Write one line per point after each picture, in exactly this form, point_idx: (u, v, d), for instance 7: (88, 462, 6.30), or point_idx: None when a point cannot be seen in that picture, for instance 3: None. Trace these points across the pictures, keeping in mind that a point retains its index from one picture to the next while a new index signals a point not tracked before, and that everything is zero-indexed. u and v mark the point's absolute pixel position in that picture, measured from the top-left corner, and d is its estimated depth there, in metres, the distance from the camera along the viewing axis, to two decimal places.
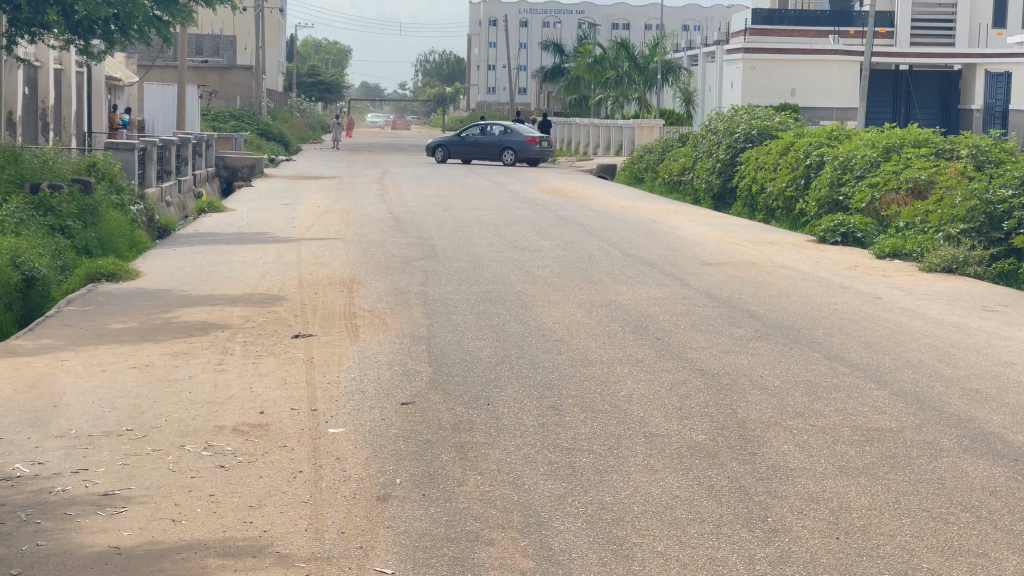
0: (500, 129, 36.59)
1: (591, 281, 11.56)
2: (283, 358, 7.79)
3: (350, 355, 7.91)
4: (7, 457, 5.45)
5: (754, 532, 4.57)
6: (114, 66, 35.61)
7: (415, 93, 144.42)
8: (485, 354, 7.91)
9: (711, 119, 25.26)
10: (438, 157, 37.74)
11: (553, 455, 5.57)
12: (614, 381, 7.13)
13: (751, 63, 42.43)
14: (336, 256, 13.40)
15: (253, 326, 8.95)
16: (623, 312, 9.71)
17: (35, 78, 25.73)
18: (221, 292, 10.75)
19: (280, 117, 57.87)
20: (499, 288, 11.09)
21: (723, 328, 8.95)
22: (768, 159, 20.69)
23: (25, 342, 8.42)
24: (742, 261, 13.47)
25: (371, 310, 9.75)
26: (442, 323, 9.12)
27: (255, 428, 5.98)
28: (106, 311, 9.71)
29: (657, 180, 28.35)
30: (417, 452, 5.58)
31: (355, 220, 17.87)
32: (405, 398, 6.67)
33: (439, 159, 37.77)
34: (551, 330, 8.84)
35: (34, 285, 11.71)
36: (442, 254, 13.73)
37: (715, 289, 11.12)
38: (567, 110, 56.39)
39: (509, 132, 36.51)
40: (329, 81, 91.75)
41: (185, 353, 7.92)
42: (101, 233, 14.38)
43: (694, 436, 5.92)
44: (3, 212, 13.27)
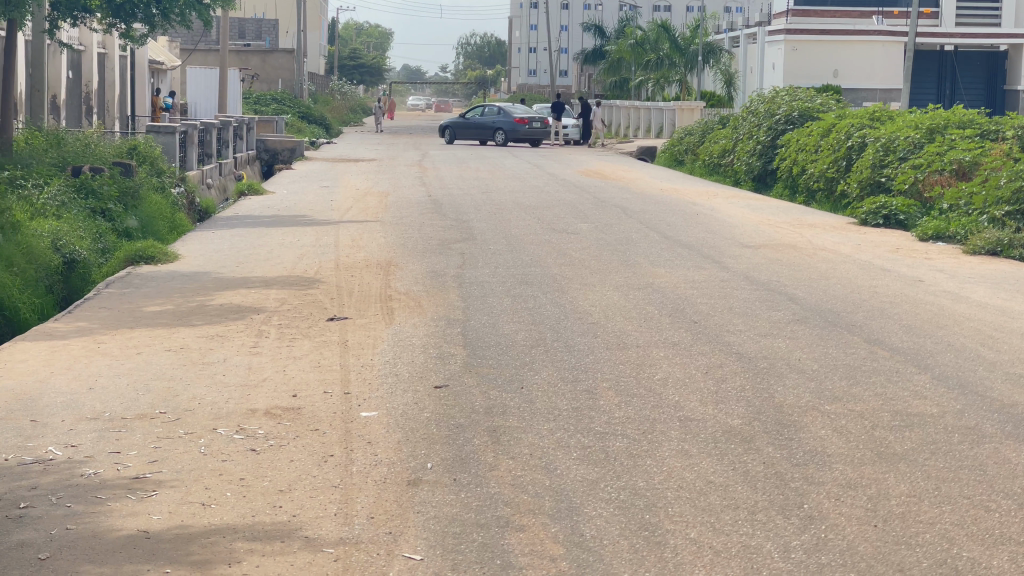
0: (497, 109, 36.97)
1: (630, 264, 11.50)
2: (317, 341, 7.77)
3: (384, 338, 7.88)
4: (39, 440, 5.42)
5: (790, 519, 4.50)
6: (156, 49, 35.72)
7: (456, 76, 144.30)
8: (520, 337, 7.87)
9: (752, 101, 25.11)
10: (447, 137, 38.25)
11: (586, 439, 5.52)
12: (650, 365, 7.06)
13: (791, 44, 41.99)
14: (375, 239, 13.39)
15: (289, 309, 8.93)
16: (661, 295, 9.64)
17: (78, 61, 25.83)
18: (259, 275, 10.74)
19: (321, 100, 57.93)
20: (537, 271, 11.04)
21: (761, 311, 8.87)
22: (810, 140, 20.54)
23: (61, 325, 8.42)
24: (782, 243, 13.36)
25: (408, 293, 9.72)
26: (478, 306, 9.07)
27: (287, 412, 5.95)
28: (143, 294, 9.70)
29: (697, 161, 28.21)
30: (449, 436, 5.55)
31: (394, 203, 17.85)
32: (439, 381, 6.63)
33: (448, 140, 38.26)
34: (588, 313, 8.78)
35: (74, 267, 11.74)
36: (480, 236, 13.69)
37: (755, 271, 11.03)
38: (607, 92, 56.21)
39: (503, 112, 36.85)
40: (370, 63, 91.76)
41: (220, 336, 7.90)
42: (142, 215, 14.39)
43: (729, 420, 5.86)
44: (44, 195, 13.30)
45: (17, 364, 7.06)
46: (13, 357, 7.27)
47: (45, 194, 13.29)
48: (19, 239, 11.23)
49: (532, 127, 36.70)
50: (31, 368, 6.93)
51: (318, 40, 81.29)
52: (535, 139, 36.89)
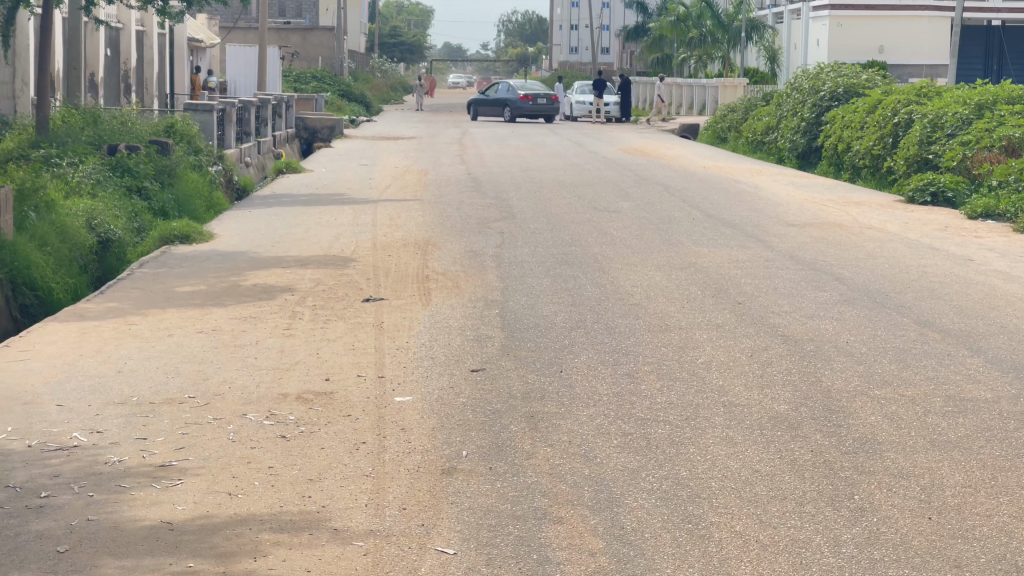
0: (508, 87, 37.11)
1: (671, 243, 11.29)
2: (352, 323, 7.60)
3: (421, 319, 7.71)
4: (65, 425, 5.26)
5: (840, 511, 4.30)
6: (195, 27, 35.66)
7: (497, 53, 143.96)
8: (560, 318, 7.68)
9: (797, 77, 24.79)
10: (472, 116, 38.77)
11: (627, 425, 5.33)
12: (692, 348, 6.87)
13: (836, 20, 41.68)
14: (413, 218, 13.21)
15: (323, 289, 8.78)
16: (704, 275, 9.43)
17: (117, 40, 25.77)
18: (294, 254, 10.59)
19: (362, 78, 57.88)
20: (577, 250, 10.84)
21: (807, 292, 8.64)
22: (856, 117, 20.23)
23: (91, 305, 8.28)
24: (828, 222, 13.10)
25: (445, 273, 9.54)
26: (516, 286, 8.89)
27: (320, 397, 5.80)
28: (177, 274, 9.57)
29: (740, 138, 27.90)
30: (485, 422, 5.37)
31: (433, 181, 17.69)
32: (476, 364, 6.46)
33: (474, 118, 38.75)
34: (629, 294, 8.58)
35: (109, 246, 11.64)
36: (520, 215, 13.50)
37: (800, 251, 10.80)
38: (649, 68, 55.91)
39: (511, 89, 36.94)
40: (411, 40, 91.64)
41: (253, 318, 7.76)
42: (178, 194, 14.28)
43: (776, 406, 5.65)
44: (79, 173, 13.18)
45: (45, 346, 6.92)
46: (43, 338, 7.14)
47: (80, 172, 13.19)
48: (53, 219, 11.13)
49: (540, 104, 36.71)
50: (59, 349, 6.79)
51: (359, 17, 81.23)
52: (547, 115, 36.87)
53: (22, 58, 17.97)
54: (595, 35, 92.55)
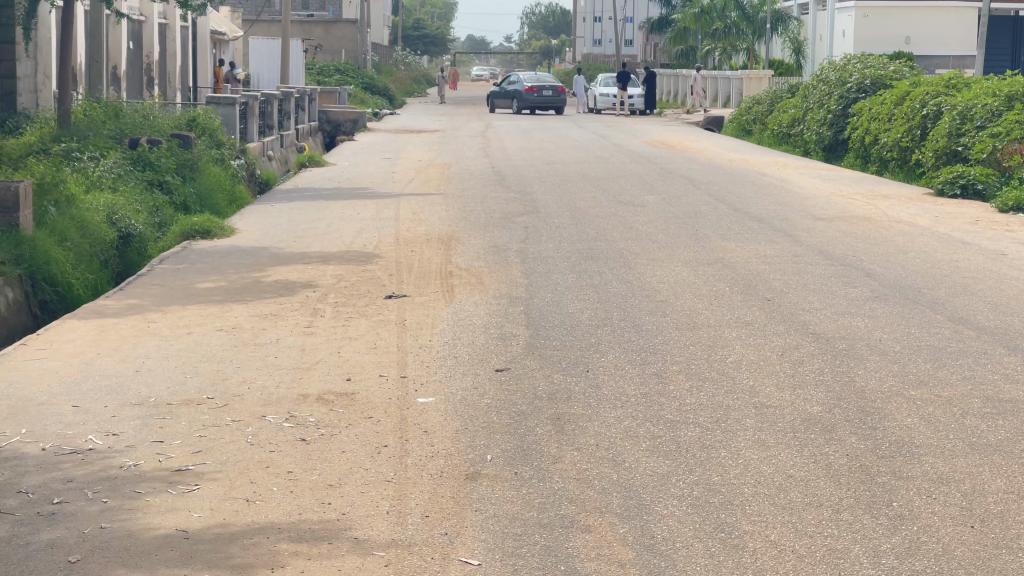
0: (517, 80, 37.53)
1: (697, 238, 11.12)
2: (374, 321, 7.47)
3: (444, 317, 7.57)
4: (80, 427, 5.14)
5: (878, 519, 4.15)
6: (218, 20, 35.58)
7: (520, 45, 143.62)
8: (586, 316, 7.52)
9: (823, 69, 24.57)
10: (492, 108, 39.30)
11: (656, 428, 5.19)
12: (721, 346, 6.71)
13: (863, 11, 41.10)
14: (436, 212, 13.07)
15: (346, 286, 8.65)
16: (732, 271, 9.26)
17: (139, 32, 25.70)
18: (316, 250, 10.47)
19: (385, 71, 57.78)
20: (602, 245, 10.69)
21: (837, 288, 8.47)
22: (883, 109, 20.02)
23: (111, 302, 8.17)
24: (856, 216, 12.92)
25: (469, 269, 9.40)
26: (540, 283, 8.74)
27: (341, 398, 5.66)
28: (198, 270, 9.45)
29: (766, 131, 27.66)
30: (510, 425, 5.23)
31: (457, 175, 17.55)
32: (500, 364, 6.32)
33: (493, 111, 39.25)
34: (655, 290, 8.42)
35: (130, 241, 11.53)
36: (544, 209, 13.35)
37: (829, 245, 10.63)
38: (673, 60, 55.67)
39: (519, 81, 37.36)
40: (434, 32, 91.51)
41: (274, 315, 7.63)
42: (200, 188, 14.17)
43: (808, 407, 5.49)
44: (100, 167, 13.08)
45: (62, 344, 6.80)
46: (62, 336, 7.02)
47: (101, 166, 13.09)
48: (73, 213, 11.02)
49: (545, 95, 37.02)
50: (77, 348, 6.67)
51: (382, 9, 81.11)
52: (554, 105, 37.15)
53: (44, 51, 17.89)
54: (618, 27, 92.20)
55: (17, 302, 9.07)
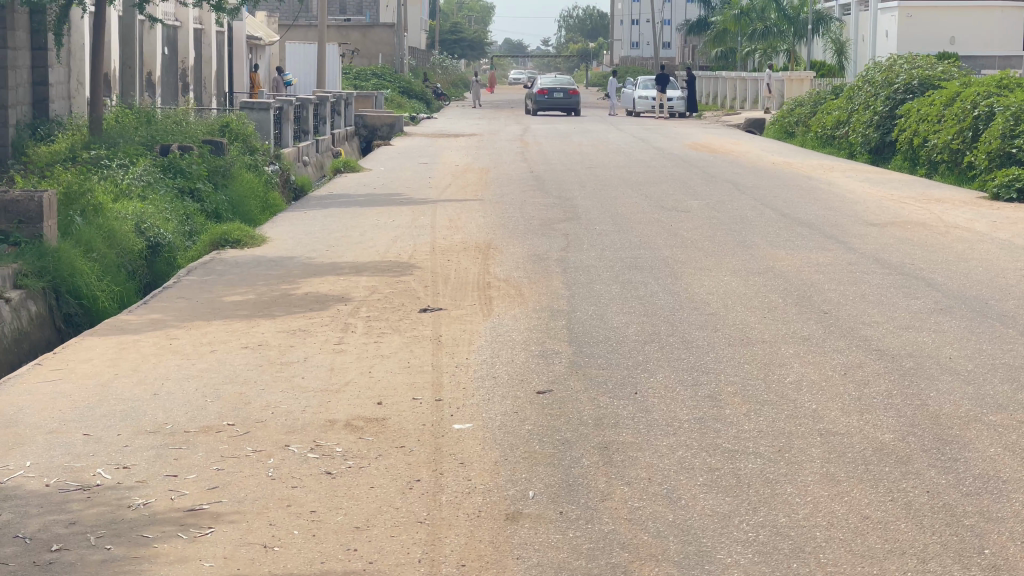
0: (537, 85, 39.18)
1: (746, 245, 10.67)
2: (408, 337, 7.07)
3: (481, 333, 7.15)
4: (88, 460, 4.73)
5: (970, 571, 3.70)
6: (255, 25, 35.35)
7: (557, 47, 143.21)
8: (632, 331, 7.09)
9: (868, 69, 24.04)
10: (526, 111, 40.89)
11: (714, 459, 4.74)
12: (779, 364, 6.25)
13: (907, 11, 40.48)
14: (473, 219, 12.67)
15: (379, 299, 8.24)
16: (785, 281, 8.82)
17: (174, 37, 25.39)
18: (349, 260, 10.07)
19: (421, 74, 57.46)
20: (647, 253, 10.26)
21: (898, 300, 8.00)
22: (932, 110, 19.50)
23: (133, 317, 7.78)
24: (910, 221, 12.42)
25: (509, 279, 8.98)
26: (583, 294, 8.31)
27: (371, 424, 5.25)
28: (226, 282, 9.06)
29: (809, 133, 27.14)
30: (554, 455, 4.81)
31: (495, 179, 17.16)
32: (542, 385, 5.89)
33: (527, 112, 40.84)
34: (705, 302, 7.98)
35: (159, 251, 11.17)
36: (585, 215, 12.93)
37: (886, 253, 10.15)
38: (712, 62, 55.15)
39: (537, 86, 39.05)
40: (471, 36, 91.31)
41: (303, 331, 7.22)
42: (232, 195, 13.81)
43: (879, 435, 5.03)
44: (129, 175, 12.71)
45: (79, 363, 6.41)
46: (79, 354, 6.63)
47: (131, 174, 12.73)
48: (100, 223, 10.65)
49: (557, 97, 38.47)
50: (93, 368, 6.27)
51: (420, 14, 80.90)
52: (570, 107, 38.56)
53: (77, 57, 17.61)
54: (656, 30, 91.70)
55: (39, 316, 8.65)
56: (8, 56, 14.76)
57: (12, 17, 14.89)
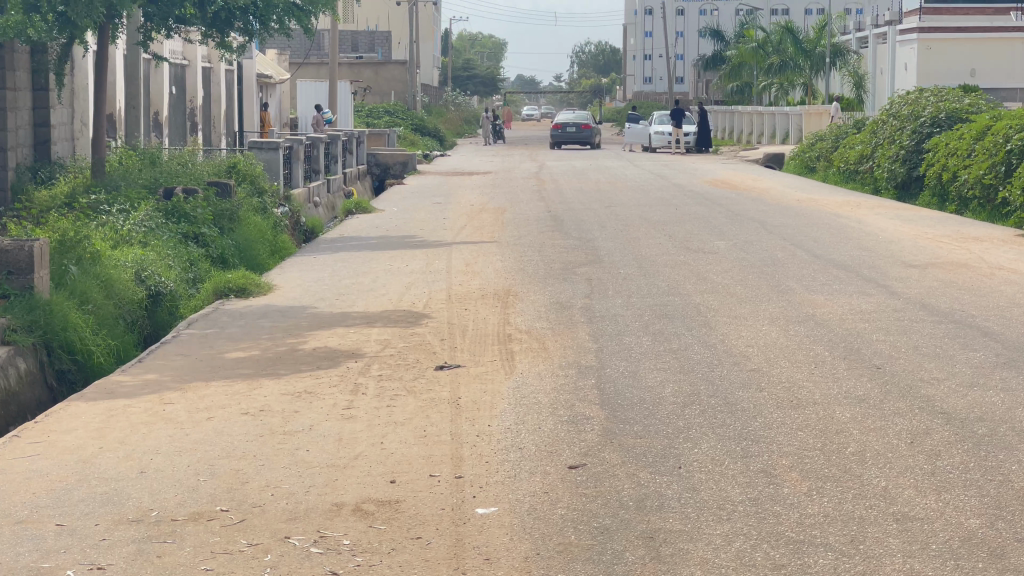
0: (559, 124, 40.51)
1: (781, 290, 10.05)
2: (423, 400, 6.46)
3: (504, 394, 6.54)
4: (60, 559, 4.12)
5: None
6: (264, 62, 34.89)
7: (569, 84, 142.90)
8: (669, 392, 6.47)
9: (891, 103, 23.47)
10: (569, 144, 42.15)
11: (777, 554, 4.12)
12: (836, 432, 5.62)
13: (926, 43, 39.85)
14: (491, 263, 12.07)
15: (392, 355, 7.65)
16: (828, 331, 8.20)
17: (182, 76, 24.92)
18: (361, 310, 9.47)
19: (435, 111, 57.13)
20: (678, 300, 9.64)
21: (955, 352, 7.37)
22: (961, 143, 18.90)
23: (125, 377, 7.17)
24: (950, 262, 11.81)
25: (531, 331, 8.38)
26: (613, 349, 7.70)
27: (383, 508, 4.64)
28: (229, 335, 8.47)
29: (831, 168, 26.58)
30: (593, 548, 4.19)
31: (512, 220, 16.58)
32: (573, 459, 5.26)
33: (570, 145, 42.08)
34: (746, 356, 7.38)
35: (160, 301, 10.64)
36: (609, 258, 12.33)
37: (932, 298, 9.53)
38: (727, 96, 54.70)
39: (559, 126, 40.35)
40: (484, 74, 90.90)
41: (309, 394, 6.61)
42: (238, 239, 13.24)
43: (965, 521, 4.41)
44: (130, 220, 12.16)
45: (61, 435, 5.80)
46: (62, 424, 6.02)
47: (131, 220, 12.14)
48: (99, 271, 10.08)
49: (570, 131, 40.49)
50: (77, 441, 5.66)
51: (431, 51, 80.67)
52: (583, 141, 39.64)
53: (80, 97, 17.08)
54: (670, 66, 91.23)
55: (29, 375, 8.04)
56: (8, 97, 14.19)
57: (12, 58, 14.36)
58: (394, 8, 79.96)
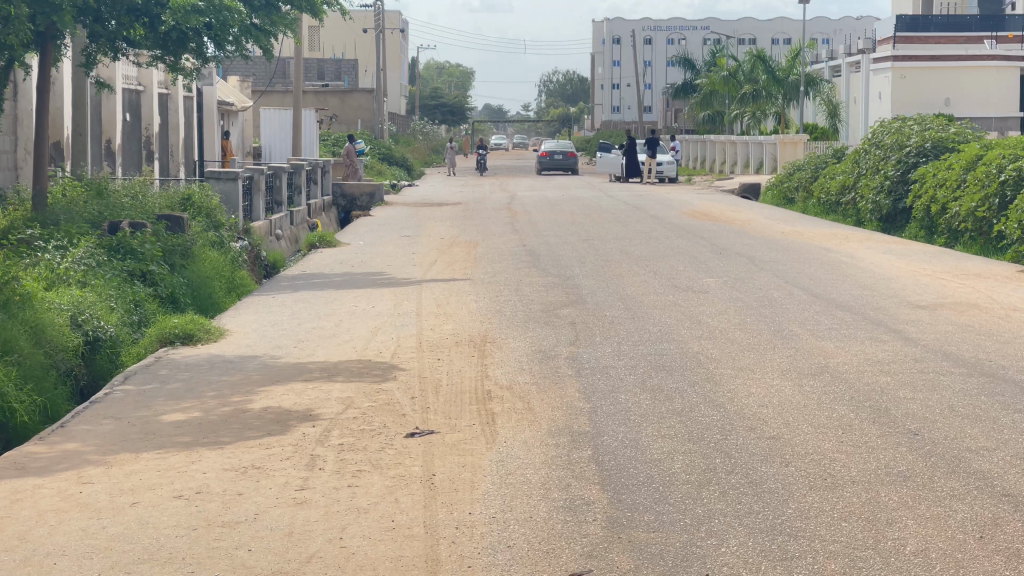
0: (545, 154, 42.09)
1: (784, 336, 9.11)
2: (390, 479, 5.49)
3: (486, 471, 5.58)
4: None
5: None
6: (226, 90, 33.95)
7: (537, 113, 142.30)
8: (680, 468, 5.50)
9: (874, 131, 22.65)
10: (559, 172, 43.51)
11: None
12: (888, 521, 4.65)
13: (899, 71, 39.04)
14: (464, 304, 11.12)
15: (355, 419, 6.67)
16: (846, 386, 7.25)
17: (137, 104, 23.94)
18: (319, 360, 8.50)
19: (402, 141, 56.33)
20: (673, 348, 8.70)
21: (998, 413, 6.43)
22: (951, 174, 18.02)
23: (42, 448, 6.18)
24: (961, 302, 10.90)
25: (513, 387, 7.41)
26: (608, 410, 6.74)
27: None
28: (169, 393, 7.47)
29: (811, 199, 25.78)
30: None
31: (484, 255, 15.66)
32: (578, 564, 4.29)
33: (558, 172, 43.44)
34: (760, 420, 6.43)
35: (99, 347, 9.66)
36: (590, 298, 11.40)
37: (953, 345, 8.62)
38: (699, 126, 54.10)
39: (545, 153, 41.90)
40: (451, 103, 90.18)
41: (257, 470, 5.63)
42: (191, 277, 12.30)
43: None
44: (70, 258, 11.18)
45: None
46: None
47: (70, 258, 11.14)
48: (27, 315, 9.08)
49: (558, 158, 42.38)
50: None
51: (398, 80, 79.83)
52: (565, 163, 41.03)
53: (24, 124, 16.09)
54: (639, 94, 90.60)
55: None
56: None
57: None
58: (360, 35, 79.15)
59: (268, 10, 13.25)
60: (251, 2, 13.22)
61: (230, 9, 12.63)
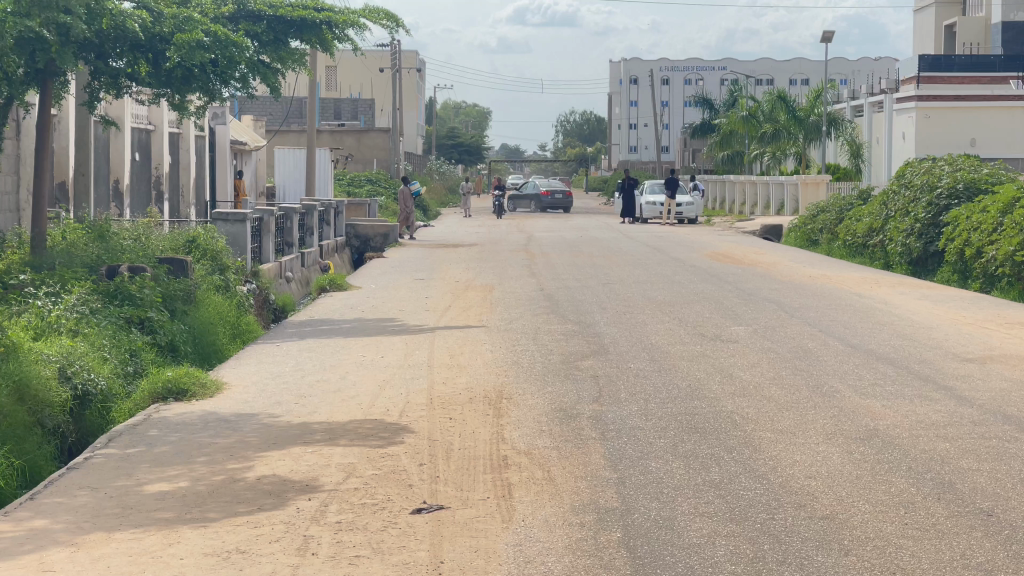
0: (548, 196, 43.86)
1: (827, 393, 8.43)
2: (393, 566, 4.80)
3: (502, 558, 4.89)
4: None
5: None
6: (239, 128, 33.44)
7: (554, 154, 141.90)
8: (724, 556, 4.82)
9: (903, 172, 21.96)
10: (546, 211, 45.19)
11: None
12: None
13: (924, 111, 38.06)
14: (479, 355, 10.46)
15: (356, 490, 5.98)
16: (901, 454, 6.55)
17: (146, 144, 23.36)
18: (322, 419, 7.84)
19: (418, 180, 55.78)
20: (706, 406, 8.01)
21: None
22: (987, 218, 17.28)
23: (6, 526, 5.50)
24: (1012, 355, 10.21)
25: (533, 453, 6.71)
26: (639, 482, 6.04)
27: None
28: (156, 458, 6.79)
29: (836, 241, 25.06)
30: None
31: (501, 300, 15.01)
32: None
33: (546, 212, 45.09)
34: (810, 494, 5.73)
35: (89, 402, 8.97)
36: (614, 348, 10.73)
37: (1012, 404, 7.93)
38: (718, 166, 53.47)
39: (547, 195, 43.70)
40: (467, 142, 89.73)
41: (244, 556, 4.95)
42: (192, 323, 11.64)
43: None
44: (64, 305, 10.54)
45: None
46: None
47: (63, 305, 10.49)
48: (11, 368, 8.40)
49: (558, 198, 44.45)
50: None
51: (414, 120, 79.40)
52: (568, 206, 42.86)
53: (25, 163, 15.47)
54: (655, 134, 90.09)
55: None
56: None
57: None
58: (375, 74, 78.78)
59: (277, 46, 12.63)
60: (258, 37, 12.62)
61: (238, 45, 12.01)
